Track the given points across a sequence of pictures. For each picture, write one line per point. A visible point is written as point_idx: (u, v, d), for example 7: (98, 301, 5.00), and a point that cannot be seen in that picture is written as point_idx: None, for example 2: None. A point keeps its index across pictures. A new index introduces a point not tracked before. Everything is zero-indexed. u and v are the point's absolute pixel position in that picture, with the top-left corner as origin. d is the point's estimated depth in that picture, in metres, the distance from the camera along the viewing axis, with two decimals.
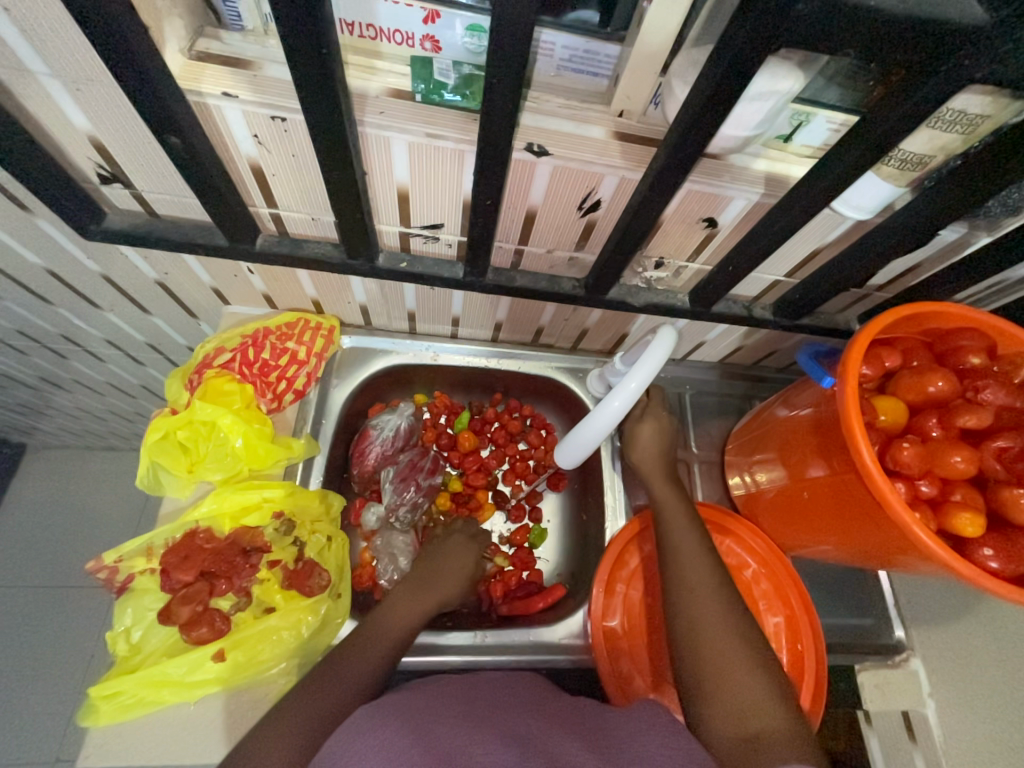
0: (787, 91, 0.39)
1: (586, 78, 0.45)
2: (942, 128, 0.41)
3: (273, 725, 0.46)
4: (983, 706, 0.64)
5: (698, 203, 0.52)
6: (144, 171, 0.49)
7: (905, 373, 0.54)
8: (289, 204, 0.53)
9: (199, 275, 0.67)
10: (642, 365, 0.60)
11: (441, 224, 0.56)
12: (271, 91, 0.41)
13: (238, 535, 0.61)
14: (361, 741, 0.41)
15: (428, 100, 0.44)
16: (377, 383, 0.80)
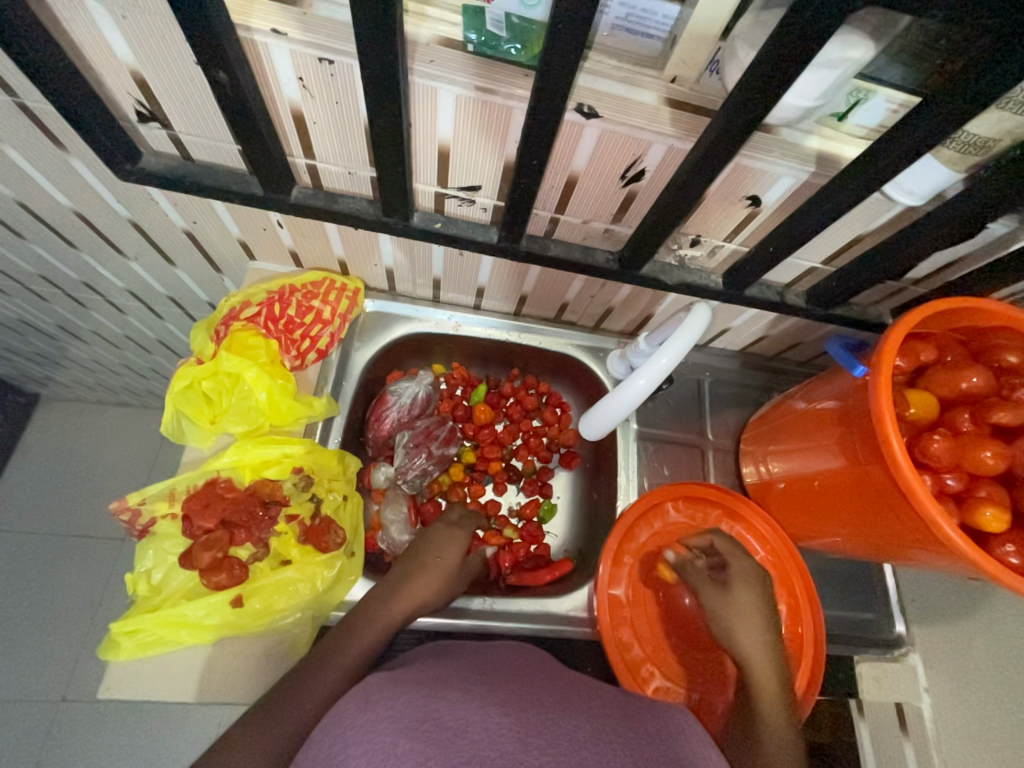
0: (856, 60, 0.37)
1: (640, 40, 0.43)
2: (1011, 111, 0.39)
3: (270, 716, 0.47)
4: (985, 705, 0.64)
5: (744, 180, 0.51)
6: (184, 111, 0.48)
7: (940, 368, 0.53)
8: (327, 157, 0.52)
9: (227, 226, 0.66)
10: (673, 342, 0.59)
11: (478, 187, 0.55)
12: (320, 32, 0.40)
13: (257, 487, 0.62)
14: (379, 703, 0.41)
15: (479, 53, 0.43)
16: (397, 350, 0.80)
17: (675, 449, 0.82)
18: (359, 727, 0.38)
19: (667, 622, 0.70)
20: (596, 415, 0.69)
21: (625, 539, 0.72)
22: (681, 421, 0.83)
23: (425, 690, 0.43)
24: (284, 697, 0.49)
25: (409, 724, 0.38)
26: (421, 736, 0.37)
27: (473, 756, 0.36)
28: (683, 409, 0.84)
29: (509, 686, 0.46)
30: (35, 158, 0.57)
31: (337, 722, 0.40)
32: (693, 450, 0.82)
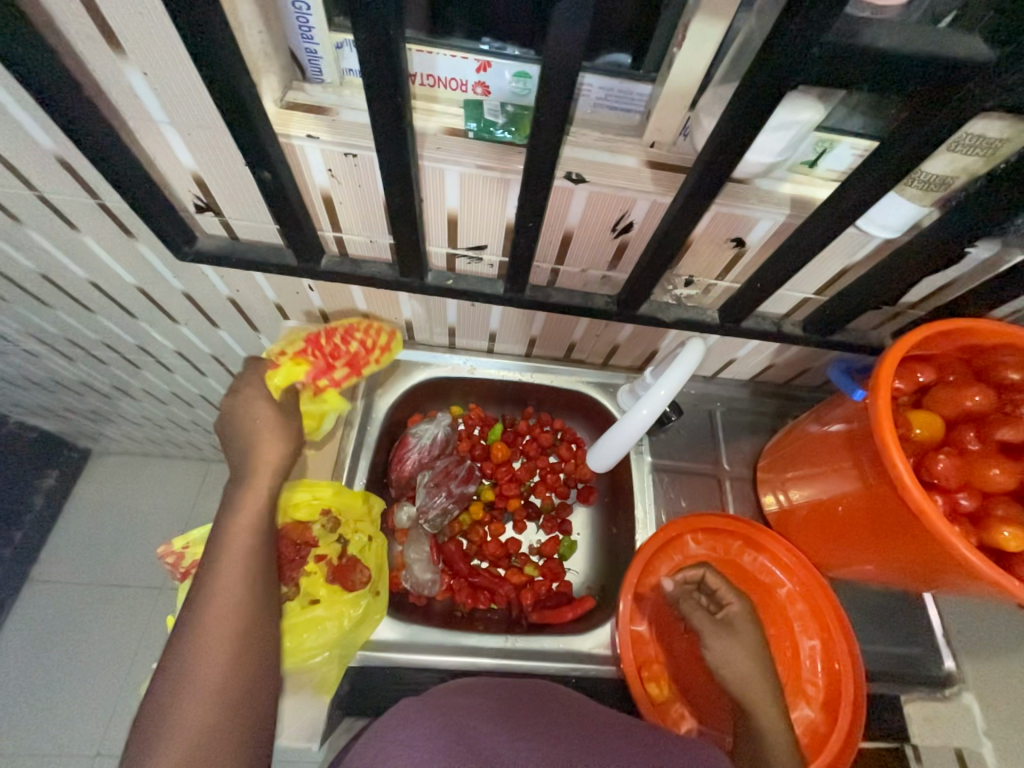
0: (808, 121, 0.42)
1: (620, 114, 0.51)
2: (962, 152, 0.43)
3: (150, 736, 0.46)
4: None
5: (727, 224, 0.56)
6: (233, 201, 0.57)
7: (940, 387, 0.54)
8: (352, 229, 0.60)
9: (265, 292, 0.74)
10: (670, 373, 0.62)
11: (484, 245, 0.61)
12: (347, 133, 0.48)
13: (289, 529, 0.67)
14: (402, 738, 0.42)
15: (480, 137, 0.50)
16: (417, 394, 0.85)
17: (690, 479, 0.82)
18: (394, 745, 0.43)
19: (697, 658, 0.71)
20: (607, 445, 0.71)
21: (647, 577, 0.72)
22: (695, 451, 0.84)
23: (447, 725, 0.44)
24: (167, 707, 0.47)
25: (444, 742, 0.42)
26: None
27: None
28: (696, 439, 0.85)
29: (531, 720, 0.47)
30: (109, 245, 0.66)
31: (379, 736, 0.45)
32: (709, 480, 0.83)
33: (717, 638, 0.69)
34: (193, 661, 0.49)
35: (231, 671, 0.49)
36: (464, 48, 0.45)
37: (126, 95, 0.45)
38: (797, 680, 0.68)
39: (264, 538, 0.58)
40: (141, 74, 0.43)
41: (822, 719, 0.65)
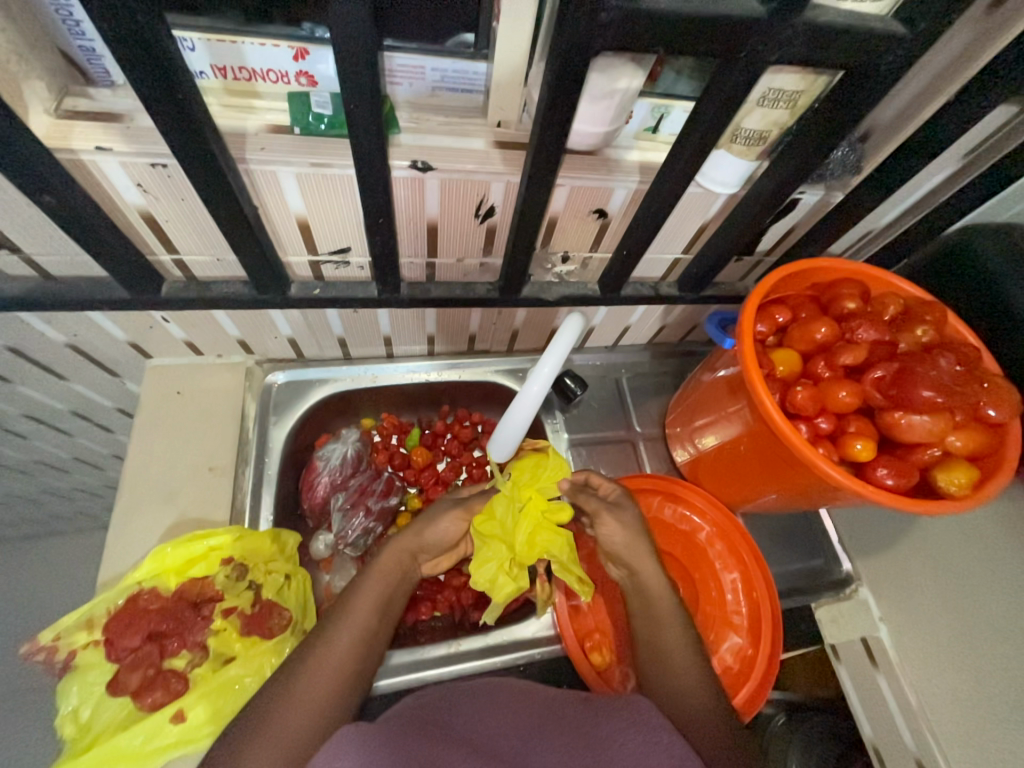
0: (628, 88, 0.43)
1: (462, 95, 0.49)
2: (769, 106, 0.46)
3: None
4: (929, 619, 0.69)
5: (585, 198, 0.56)
6: (28, 234, 0.48)
7: (795, 325, 0.59)
8: (190, 249, 0.53)
9: (111, 332, 0.65)
10: (552, 352, 0.61)
11: (348, 248, 0.57)
12: (144, 140, 0.42)
13: (185, 589, 0.59)
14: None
15: (307, 133, 0.46)
16: (320, 414, 0.80)
17: (607, 448, 0.85)
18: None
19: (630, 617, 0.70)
20: (499, 435, 0.69)
21: (577, 538, 0.74)
22: (608, 420, 0.86)
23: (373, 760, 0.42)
24: (255, 723, 0.46)
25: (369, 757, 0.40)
26: None
27: None
28: (607, 409, 0.87)
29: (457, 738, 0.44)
30: None
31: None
32: (624, 445, 0.86)
33: (603, 522, 0.63)
34: (277, 712, 0.46)
35: (336, 689, 0.49)
36: (272, 36, 0.40)
37: None
38: (724, 614, 0.72)
39: (395, 595, 0.59)
40: None
41: (748, 643, 0.70)
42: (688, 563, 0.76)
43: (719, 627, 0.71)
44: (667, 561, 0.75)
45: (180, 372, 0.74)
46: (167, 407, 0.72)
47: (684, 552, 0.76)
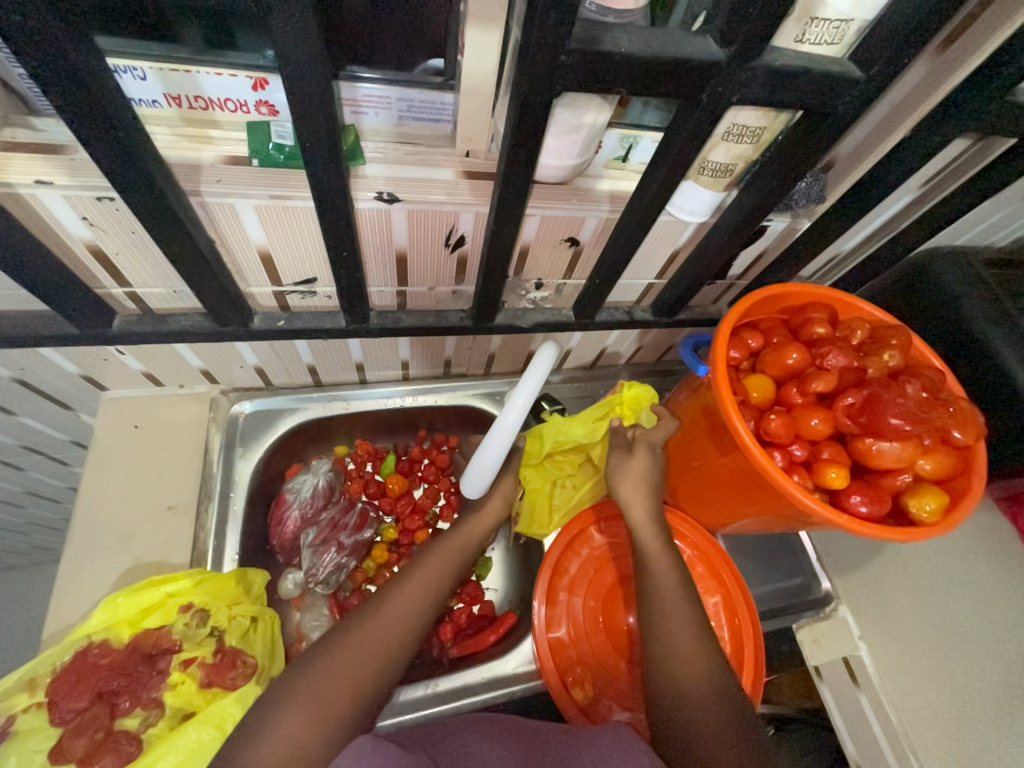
0: (593, 123, 0.43)
1: (429, 124, 0.49)
2: (734, 141, 0.46)
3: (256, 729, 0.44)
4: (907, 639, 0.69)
5: (556, 227, 0.56)
6: None
7: (767, 350, 0.59)
8: (144, 282, 0.51)
9: (62, 365, 0.62)
10: (524, 383, 0.58)
11: (314, 278, 0.55)
12: (88, 174, 0.40)
13: (139, 641, 0.55)
14: None
15: (265, 163, 0.45)
16: (290, 443, 0.77)
17: None
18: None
19: (613, 649, 0.68)
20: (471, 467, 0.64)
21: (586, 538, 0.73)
22: None
23: None
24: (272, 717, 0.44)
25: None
26: None
27: None
28: None
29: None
30: None
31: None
32: None
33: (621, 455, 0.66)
34: (297, 704, 0.45)
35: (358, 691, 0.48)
36: (231, 66, 0.39)
37: None
38: None
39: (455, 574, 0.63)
40: None
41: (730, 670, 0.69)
42: None
43: None
44: None
45: (140, 404, 0.70)
46: (124, 442, 0.68)
47: None
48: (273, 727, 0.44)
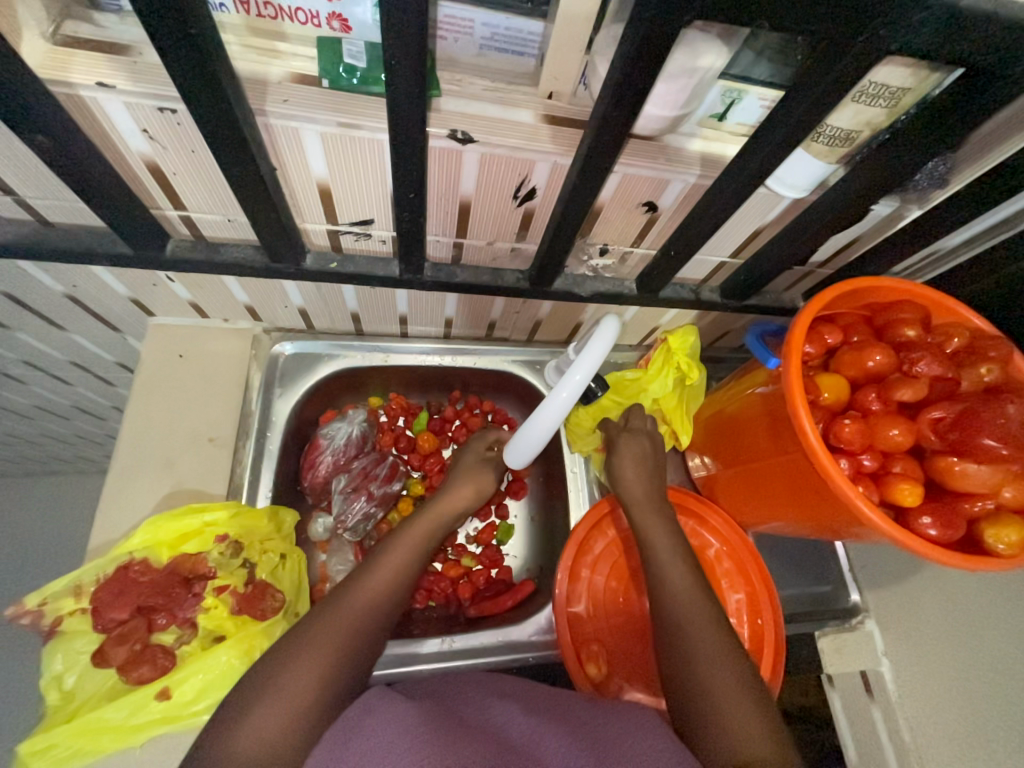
0: (709, 67, 0.37)
1: (511, 58, 0.43)
2: (865, 103, 0.40)
3: (253, 694, 0.43)
4: (945, 667, 0.66)
5: (636, 188, 0.50)
6: (23, 175, 0.43)
7: (846, 349, 0.54)
8: (200, 207, 0.49)
9: (113, 286, 0.61)
10: (584, 357, 0.55)
11: (371, 220, 0.52)
12: (151, 79, 0.37)
13: (177, 564, 0.57)
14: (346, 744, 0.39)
15: (336, 87, 0.41)
16: (326, 389, 0.76)
17: None
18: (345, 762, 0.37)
19: (631, 629, 0.68)
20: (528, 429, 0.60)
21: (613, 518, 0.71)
22: None
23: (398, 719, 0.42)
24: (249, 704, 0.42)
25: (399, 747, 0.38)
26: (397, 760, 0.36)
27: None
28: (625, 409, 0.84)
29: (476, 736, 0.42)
30: None
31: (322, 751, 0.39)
32: None
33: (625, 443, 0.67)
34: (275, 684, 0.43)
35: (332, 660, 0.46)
36: None
37: None
38: None
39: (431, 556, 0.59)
40: None
41: None
42: None
43: None
44: None
45: (184, 334, 0.70)
46: (168, 370, 0.68)
47: None
48: (277, 688, 0.43)
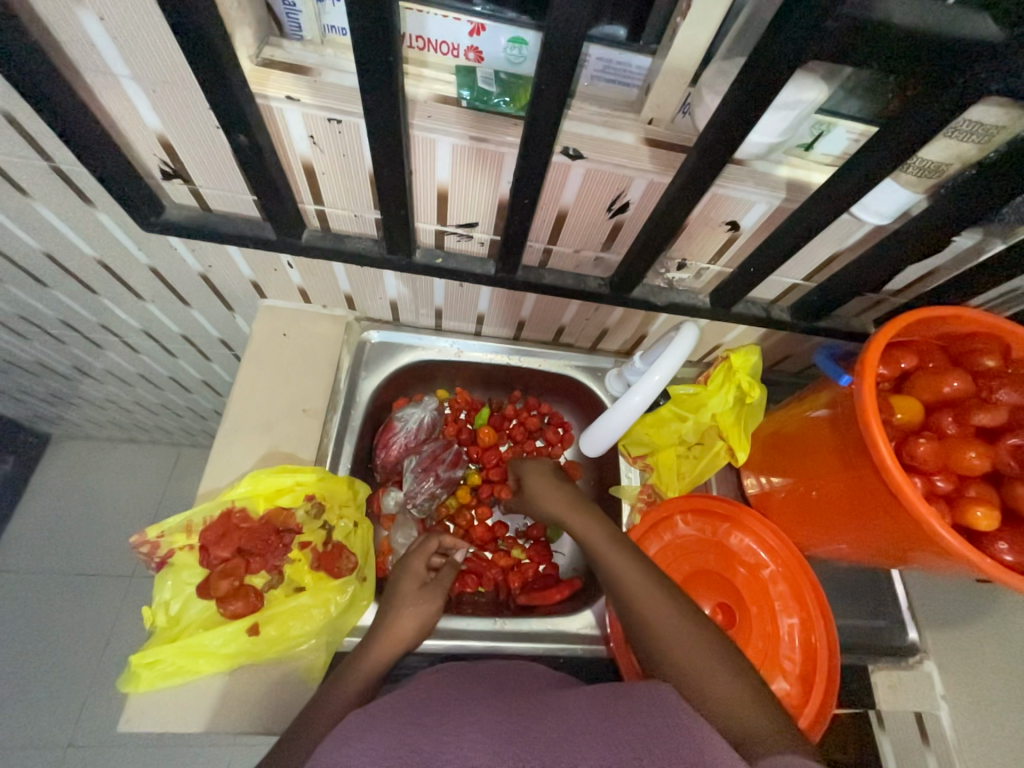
0: (811, 101, 0.42)
1: (618, 88, 0.49)
2: (958, 138, 0.44)
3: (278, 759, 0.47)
4: (1018, 723, 0.62)
5: (723, 207, 0.55)
6: (204, 168, 0.52)
7: (921, 374, 0.56)
8: (334, 202, 0.56)
9: (241, 268, 0.70)
10: (661, 360, 0.64)
11: (476, 223, 0.59)
12: (330, 95, 0.44)
13: (271, 516, 0.63)
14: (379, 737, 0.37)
15: (473, 106, 0.47)
16: (403, 378, 0.83)
17: None
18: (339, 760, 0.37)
19: None
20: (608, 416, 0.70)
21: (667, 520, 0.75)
22: None
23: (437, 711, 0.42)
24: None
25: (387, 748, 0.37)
26: None
27: None
28: None
29: (541, 699, 0.45)
30: (65, 215, 0.60)
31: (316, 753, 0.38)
32: None
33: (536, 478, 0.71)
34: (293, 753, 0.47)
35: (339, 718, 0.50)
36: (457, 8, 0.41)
37: (80, 43, 0.41)
38: (776, 654, 0.69)
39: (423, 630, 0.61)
40: (97, 19, 0.39)
41: (798, 691, 0.66)
42: (744, 596, 0.72)
43: (769, 667, 0.68)
44: (721, 586, 0.73)
45: (288, 316, 0.79)
46: (273, 345, 0.76)
47: (742, 583, 0.73)
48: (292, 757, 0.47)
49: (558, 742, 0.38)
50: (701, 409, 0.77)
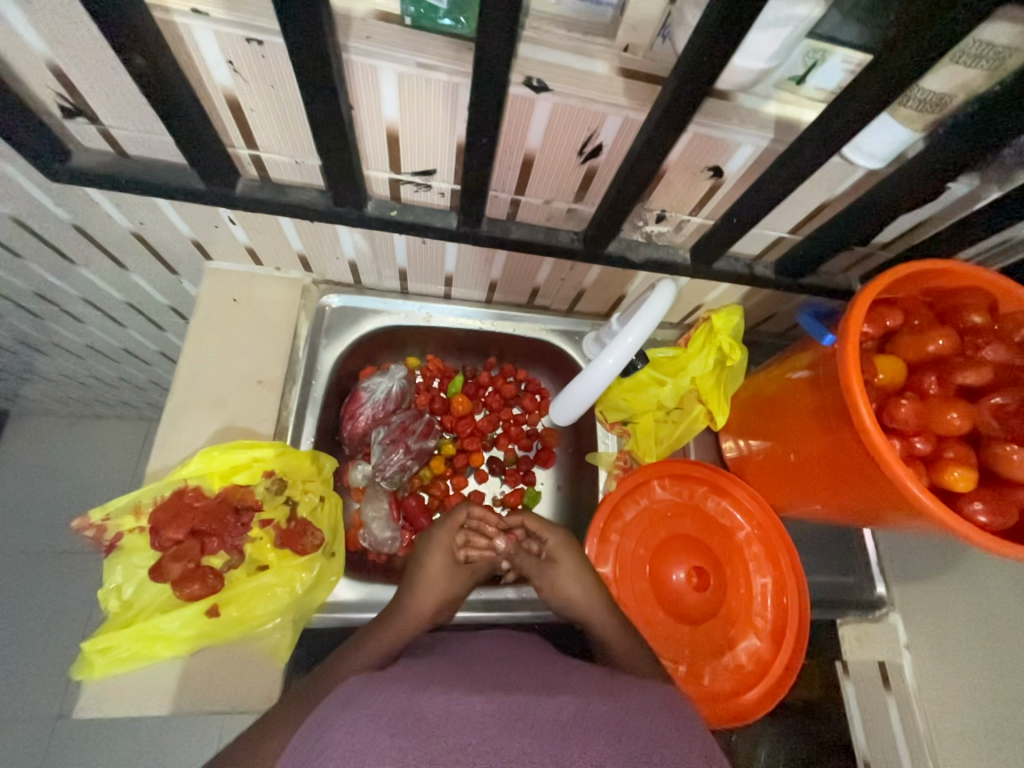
0: (803, 18, 0.36)
1: (588, 8, 0.40)
2: (965, 64, 0.39)
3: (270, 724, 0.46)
4: (974, 668, 0.65)
5: (704, 150, 0.49)
6: (110, 103, 0.45)
7: (905, 332, 0.53)
8: (270, 146, 0.50)
9: (177, 225, 0.63)
10: (637, 321, 0.60)
11: (433, 170, 0.53)
12: (245, 8, 0.37)
13: (227, 494, 0.60)
14: (345, 716, 0.35)
15: (418, 25, 0.40)
16: (368, 345, 0.78)
17: None
18: (330, 735, 0.34)
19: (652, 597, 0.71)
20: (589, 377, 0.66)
21: (644, 485, 0.73)
22: None
23: (414, 682, 0.41)
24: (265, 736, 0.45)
25: (389, 719, 0.35)
26: (399, 731, 0.34)
27: (451, 749, 0.33)
28: None
29: (511, 674, 0.44)
30: None
31: (308, 731, 0.36)
32: None
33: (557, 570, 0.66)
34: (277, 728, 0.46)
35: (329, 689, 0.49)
36: None
37: None
38: (747, 614, 0.70)
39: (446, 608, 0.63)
40: None
41: (767, 648, 0.68)
42: (720, 558, 0.72)
43: (741, 626, 0.69)
44: (698, 549, 0.72)
45: (238, 279, 0.72)
46: (222, 313, 0.70)
47: (718, 546, 0.73)
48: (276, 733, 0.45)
49: (525, 713, 0.37)
50: (682, 372, 0.74)
